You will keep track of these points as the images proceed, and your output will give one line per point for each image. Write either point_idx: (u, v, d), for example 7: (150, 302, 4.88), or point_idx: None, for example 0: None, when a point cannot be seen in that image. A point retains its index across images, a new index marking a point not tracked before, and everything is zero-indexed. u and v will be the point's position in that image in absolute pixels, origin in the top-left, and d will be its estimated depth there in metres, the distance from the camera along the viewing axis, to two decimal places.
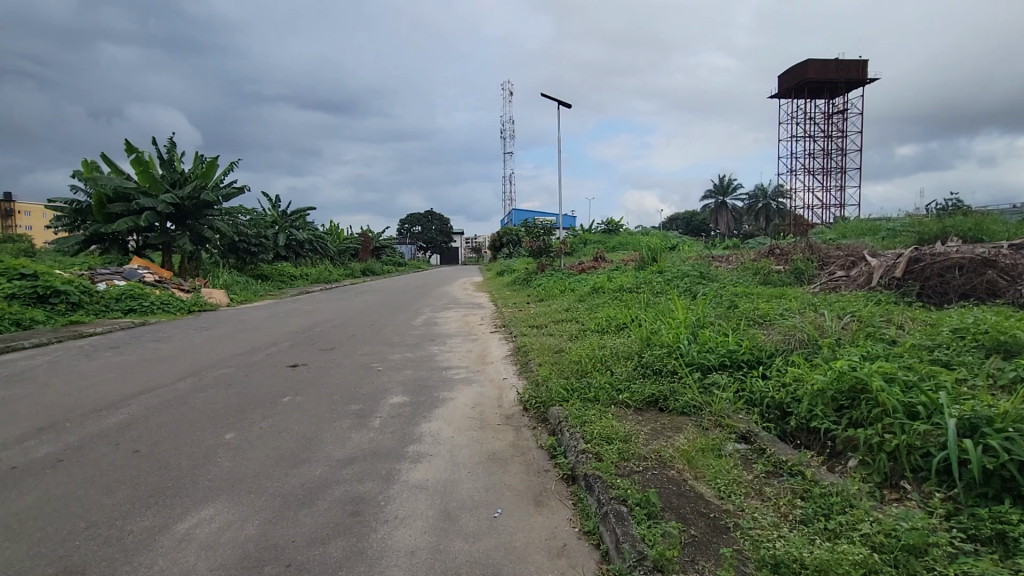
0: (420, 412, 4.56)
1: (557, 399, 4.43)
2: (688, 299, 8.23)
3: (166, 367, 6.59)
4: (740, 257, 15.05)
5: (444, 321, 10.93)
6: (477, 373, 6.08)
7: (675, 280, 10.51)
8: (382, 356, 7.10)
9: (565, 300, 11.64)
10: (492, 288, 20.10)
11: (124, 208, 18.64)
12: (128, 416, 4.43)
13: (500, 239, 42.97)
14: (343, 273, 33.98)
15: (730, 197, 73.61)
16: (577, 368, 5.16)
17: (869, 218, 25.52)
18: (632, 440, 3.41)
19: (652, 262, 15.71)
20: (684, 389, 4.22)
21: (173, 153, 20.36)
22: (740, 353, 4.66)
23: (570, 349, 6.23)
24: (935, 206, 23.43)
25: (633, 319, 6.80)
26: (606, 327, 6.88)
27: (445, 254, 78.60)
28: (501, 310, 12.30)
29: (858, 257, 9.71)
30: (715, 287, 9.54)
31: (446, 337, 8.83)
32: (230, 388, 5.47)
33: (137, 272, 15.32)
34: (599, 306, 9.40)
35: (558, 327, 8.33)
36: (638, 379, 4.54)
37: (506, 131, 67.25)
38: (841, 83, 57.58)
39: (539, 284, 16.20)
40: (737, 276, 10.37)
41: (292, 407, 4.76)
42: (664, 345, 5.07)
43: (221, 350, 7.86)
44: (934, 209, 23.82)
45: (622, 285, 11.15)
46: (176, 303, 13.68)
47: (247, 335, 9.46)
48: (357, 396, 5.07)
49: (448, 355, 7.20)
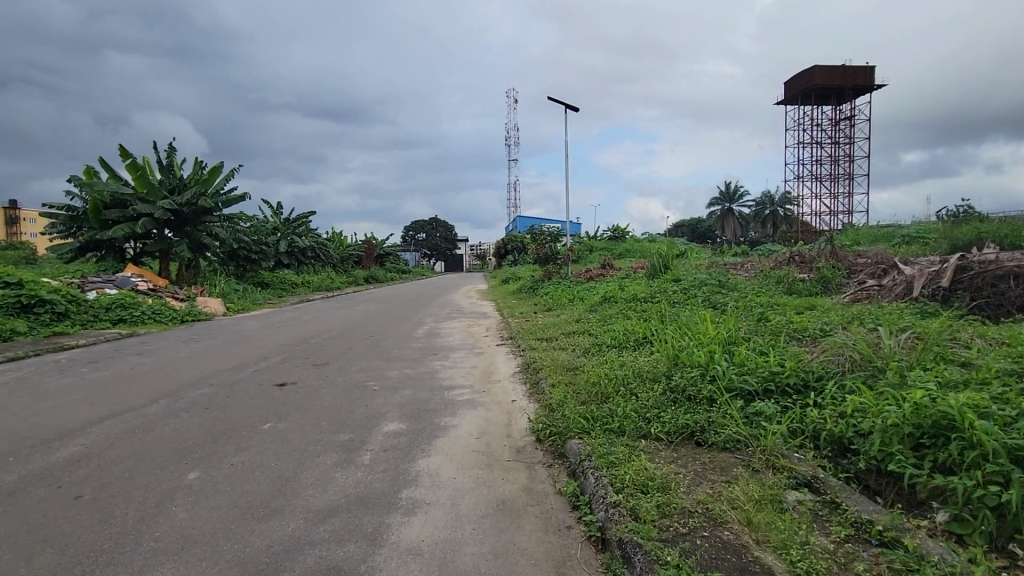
0: (417, 444, 3.95)
1: (576, 429, 3.83)
2: (711, 311, 7.61)
3: (142, 386, 6.04)
4: (756, 264, 14.43)
5: (448, 332, 10.36)
6: (483, 394, 5.49)
7: (692, 290, 9.90)
8: (379, 373, 6.52)
9: (575, 310, 11.04)
10: (497, 296, 19.57)
11: (120, 215, 18.24)
12: (83, 449, 3.87)
13: (505, 246, 42.45)
14: (346, 280, 33.49)
15: (737, 203, 73.01)
16: (597, 391, 4.55)
17: (881, 225, 24.91)
18: (673, 489, 2.80)
19: (664, 270, 15.12)
20: (725, 420, 3.61)
21: (172, 158, 19.97)
22: (786, 376, 4.04)
23: (587, 366, 5.62)
24: (947, 212, 22.86)
25: (654, 334, 6.20)
26: (623, 342, 6.28)
27: (450, 261, 78.26)
28: (508, 320, 11.73)
29: (889, 265, 9.10)
30: (736, 297, 8.93)
31: (449, 351, 8.24)
32: (206, 412, 4.89)
33: (130, 281, 14.85)
34: (613, 318, 8.81)
35: (570, 340, 7.72)
36: (668, 407, 3.94)
37: (510, 139, 67.29)
38: (847, 90, 57.14)
39: (546, 293, 15.65)
40: (758, 285, 9.77)
41: (271, 436, 4.16)
42: (695, 365, 4.46)
43: (206, 365, 7.30)
44: (947, 216, 23.22)
45: (635, 294, 10.57)
46: (169, 312, 13.18)
47: (237, 348, 8.91)
48: (346, 423, 4.47)
49: (451, 372, 6.61)
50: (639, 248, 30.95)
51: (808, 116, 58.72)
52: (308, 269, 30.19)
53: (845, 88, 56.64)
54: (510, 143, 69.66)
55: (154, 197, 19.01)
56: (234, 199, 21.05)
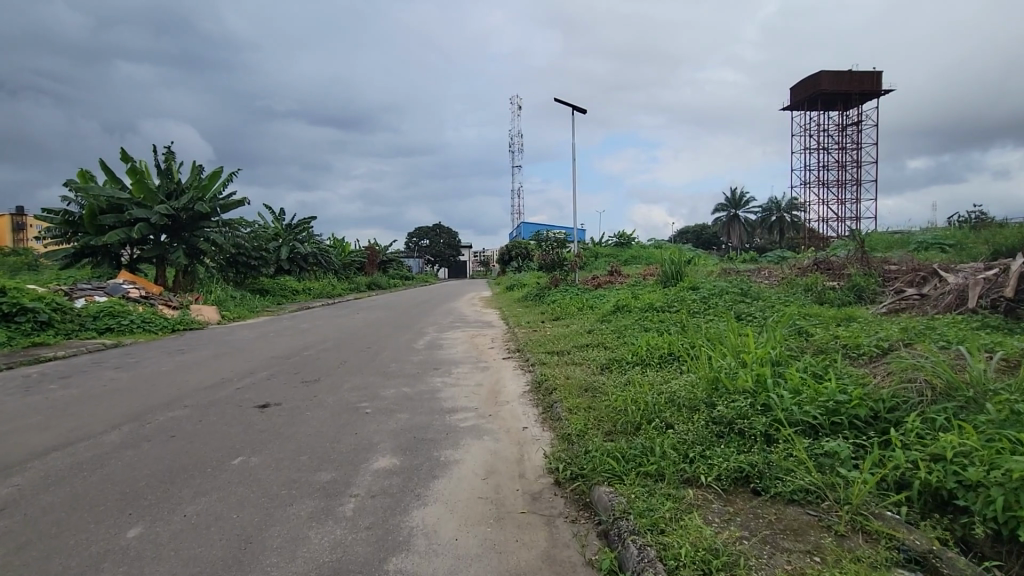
0: (412, 488, 3.29)
1: (605, 472, 3.16)
2: (741, 324, 6.91)
3: (109, 407, 5.39)
4: (774, 272, 13.73)
5: (450, 343, 9.69)
6: (491, 419, 4.80)
7: (714, 299, 9.20)
8: (373, 393, 5.85)
9: (586, 320, 10.35)
10: (502, 304, 18.93)
11: (116, 220, 17.69)
12: (13, 494, 3.23)
13: (509, 252, 41.84)
14: (347, 286, 32.88)
15: (742, 209, 72.34)
16: (625, 421, 3.88)
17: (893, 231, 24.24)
18: (744, 569, 2.15)
19: (677, 277, 14.46)
20: (791, 465, 2.95)
21: (170, 163, 19.45)
22: (856, 407, 3.36)
23: (610, 388, 4.93)
24: (959, 218, 22.27)
25: (680, 349, 5.52)
26: (647, 358, 5.60)
27: (453, 267, 77.70)
28: (514, 330, 11.08)
29: (930, 271, 8.38)
30: (765, 308, 8.22)
31: (452, 365, 7.57)
32: (170, 442, 4.22)
33: (121, 287, 14.28)
34: (630, 329, 8.12)
35: (586, 355, 7.03)
36: (716, 444, 3.27)
37: (513, 145, 66.84)
38: (854, 95, 56.54)
39: (553, 301, 15.01)
40: (784, 293, 9.09)
41: (239, 477, 3.49)
42: (742, 391, 3.79)
43: (187, 381, 6.65)
44: (959, 221, 22.62)
45: (651, 303, 9.87)
46: (159, 321, 12.57)
47: (224, 360, 8.25)
48: (329, 458, 3.80)
49: (454, 391, 5.95)
50: (646, 254, 30.30)
51: (815, 122, 58.11)
52: (309, 275, 29.62)
53: (851, 93, 56.16)
54: (514, 148, 69.35)
55: (150, 202, 18.48)
56: (233, 205, 20.53)
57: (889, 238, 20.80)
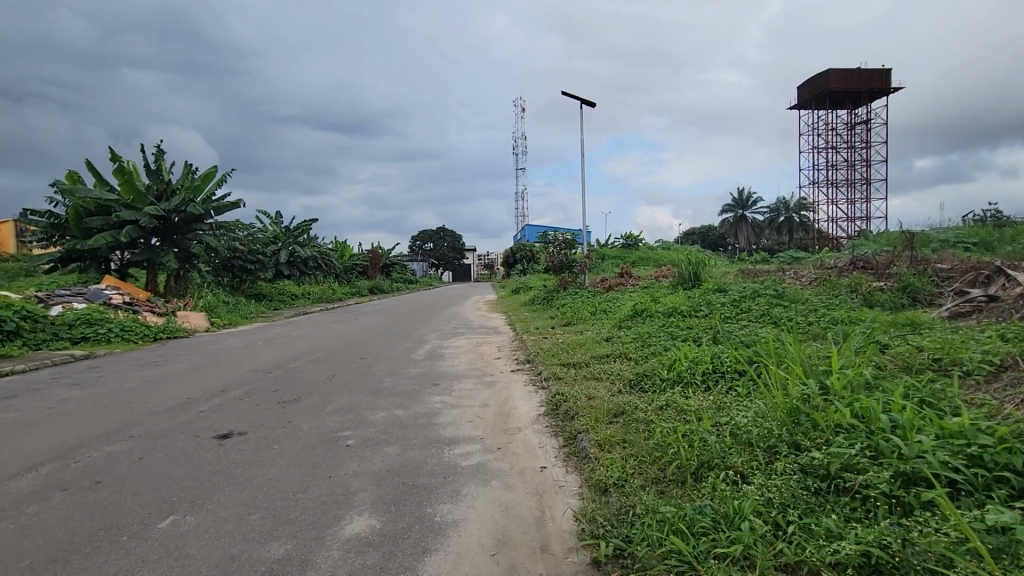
0: (392, 572, 2.35)
1: (668, 555, 2.23)
2: (788, 334, 5.95)
3: (39, 437, 4.48)
4: (800, 273, 12.78)
5: (453, 353, 8.77)
6: (501, 454, 3.87)
7: (747, 304, 8.20)
8: (360, 418, 4.93)
9: (601, 326, 9.39)
10: (508, 308, 18.06)
11: (102, 223, 16.82)
12: None
13: (513, 255, 40.93)
14: (348, 291, 32.02)
15: (750, 210, 71.34)
16: (682, 471, 2.94)
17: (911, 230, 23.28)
18: None
19: (694, 278, 13.53)
20: (948, 555, 1.97)
21: (161, 163, 18.62)
22: (1007, 452, 2.39)
23: (650, 414, 3.99)
24: (978, 216, 21.37)
25: (727, 366, 4.58)
26: (687, 375, 4.66)
27: (456, 270, 76.88)
28: (523, 337, 10.16)
29: (994, 270, 7.34)
30: (808, 315, 7.24)
31: (453, 380, 6.62)
32: (90, 493, 3.31)
33: (104, 293, 13.42)
34: (655, 338, 7.16)
35: (610, 369, 6.08)
36: (821, 512, 2.32)
37: (518, 147, 66.06)
38: (863, 93, 55.50)
39: (563, 305, 14.08)
40: (824, 296, 8.14)
41: (160, 551, 2.58)
42: (839, 427, 2.83)
43: (146, 401, 5.74)
44: (979, 220, 21.68)
45: (674, 307, 8.92)
46: (140, 330, 11.70)
47: (199, 375, 7.36)
48: (288, 519, 2.88)
49: (456, 414, 5.01)
50: (654, 256, 29.36)
51: (823, 120, 57.03)
52: (309, 279, 28.76)
53: (860, 91, 55.15)
54: (517, 150, 68.56)
55: (140, 204, 17.65)
56: (226, 207, 19.66)
57: (909, 238, 19.83)
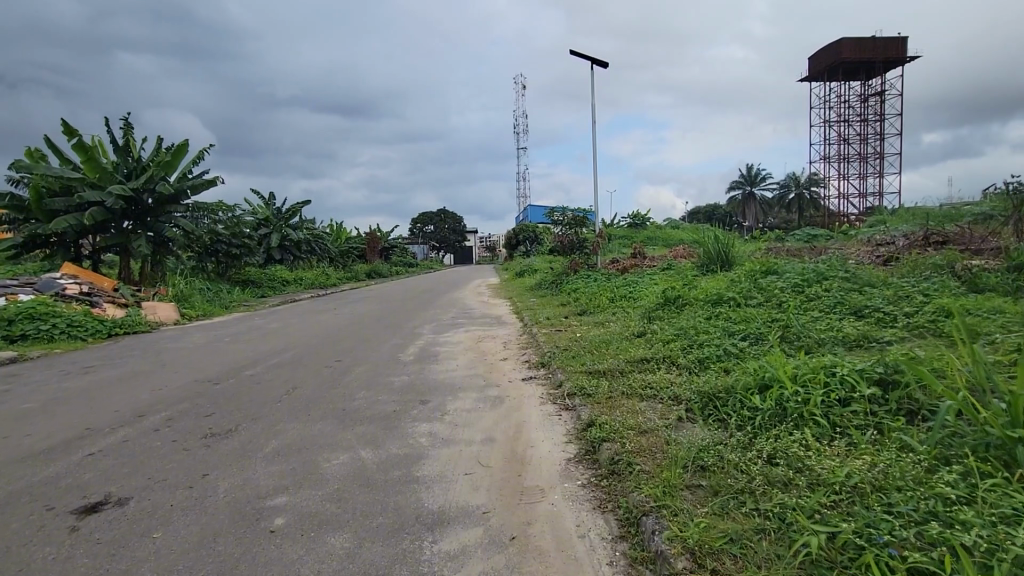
0: None
1: None
2: (902, 347, 4.38)
3: None
4: (846, 250, 11.15)
5: (450, 353, 7.23)
6: (518, 554, 2.33)
7: (813, 290, 6.57)
8: (308, 468, 3.38)
9: (627, 318, 7.82)
10: (513, 293, 16.53)
11: (65, 205, 15.16)
12: None
13: (515, 237, 39.08)
14: (343, 276, 30.43)
15: (759, 188, 69.12)
16: None
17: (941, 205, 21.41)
18: None
19: (723, 259, 11.92)
20: None
21: (129, 138, 16.95)
22: None
23: (761, 483, 2.50)
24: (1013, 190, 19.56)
25: (869, 402, 3.00)
26: (799, 407, 3.07)
27: (458, 253, 75.04)
28: (535, 329, 8.63)
29: None
30: (899, 306, 5.68)
31: (449, 394, 5.10)
32: None
33: (56, 282, 11.80)
34: (708, 336, 5.60)
35: (657, 382, 4.53)
36: None
37: (519, 126, 64.09)
38: (878, 63, 52.87)
39: (576, 290, 12.52)
40: (909, 279, 6.53)
41: None
42: None
43: (29, 434, 4.21)
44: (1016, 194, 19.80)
45: (718, 293, 7.35)
46: (92, 325, 10.14)
47: (129, 387, 5.84)
48: None
49: (447, 459, 3.47)
50: (662, 236, 27.68)
51: (835, 93, 54.50)
52: (302, 264, 27.20)
53: (875, 61, 52.53)
54: (518, 129, 66.25)
55: (107, 183, 16.00)
56: (203, 185, 17.93)
57: (942, 211, 18.08)
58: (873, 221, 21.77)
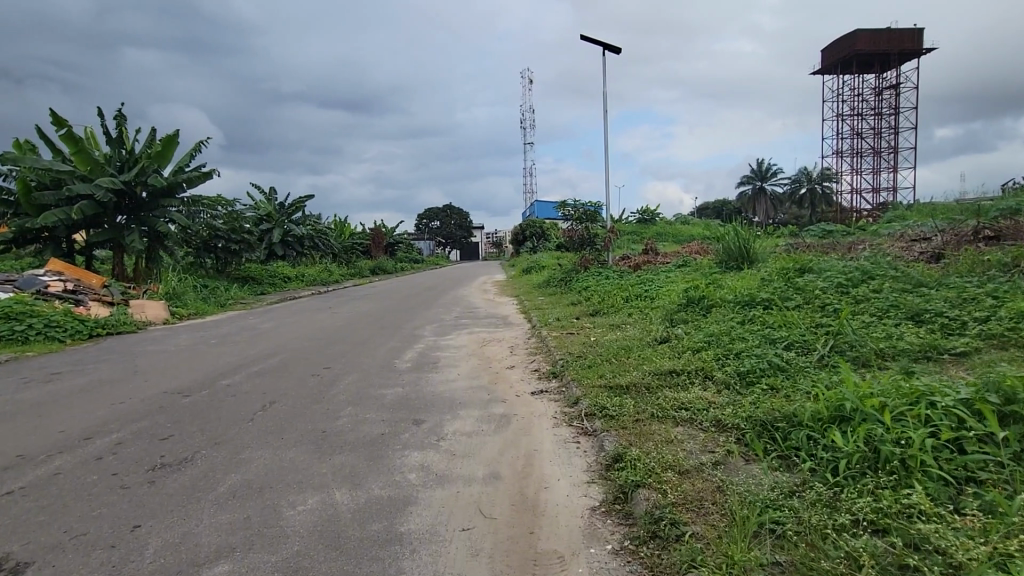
0: None
1: None
2: (988, 365, 3.66)
3: None
4: (880, 246, 10.31)
5: (451, 360, 6.53)
6: None
7: (861, 291, 5.82)
8: (264, 519, 2.70)
9: (646, 321, 7.11)
10: (520, 291, 15.86)
11: (55, 198, 14.57)
12: None
13: (521, 233, 38.32)
14: (347, 273, 29.86)
15: (769, 183, 67.85)
16: None
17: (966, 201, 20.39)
18: None
19: (744, 256, 11.15)
20: None
21: (122, 129, 16.37)
22: None
23: (872, 571, 1.81)
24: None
25: (1005, 453, 2.26)
26: (903, 452, 2.34)
27: (464, 249, 74.11)
28: (544, 332, 7.93)
29: None
30: (969, 311, 4.91)
31: (447, 412, 4.39)
32: None
33: (39, 279, 11.20)
34: (745, 345, 4.88)
35: (694, 401, 3.82)
36: None
37: (525, 121, 63.30)
38: (893, 56, 51.40)
39: (587, 288, 11.81)
40: (971, 279, 5.74)
41: None
42: None
43: None
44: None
45: (750, 293, 6.61)
46: (71, 325, 9.52)
47: (88, 398, 5.19)
48: None
49: (440, 508, 2.77)
50: (673, 232, 26.83)
51: (848, 86, 53.20)
52: (305, 260, 26.64)
53: (890, 54, 51.11)
54: (524, 123, 65.26)
55: (98, 175, 15.42)
56: (199, 178, 17.31)
57: (970, 207, 17.15)
58: (892, 216, 20.90)
